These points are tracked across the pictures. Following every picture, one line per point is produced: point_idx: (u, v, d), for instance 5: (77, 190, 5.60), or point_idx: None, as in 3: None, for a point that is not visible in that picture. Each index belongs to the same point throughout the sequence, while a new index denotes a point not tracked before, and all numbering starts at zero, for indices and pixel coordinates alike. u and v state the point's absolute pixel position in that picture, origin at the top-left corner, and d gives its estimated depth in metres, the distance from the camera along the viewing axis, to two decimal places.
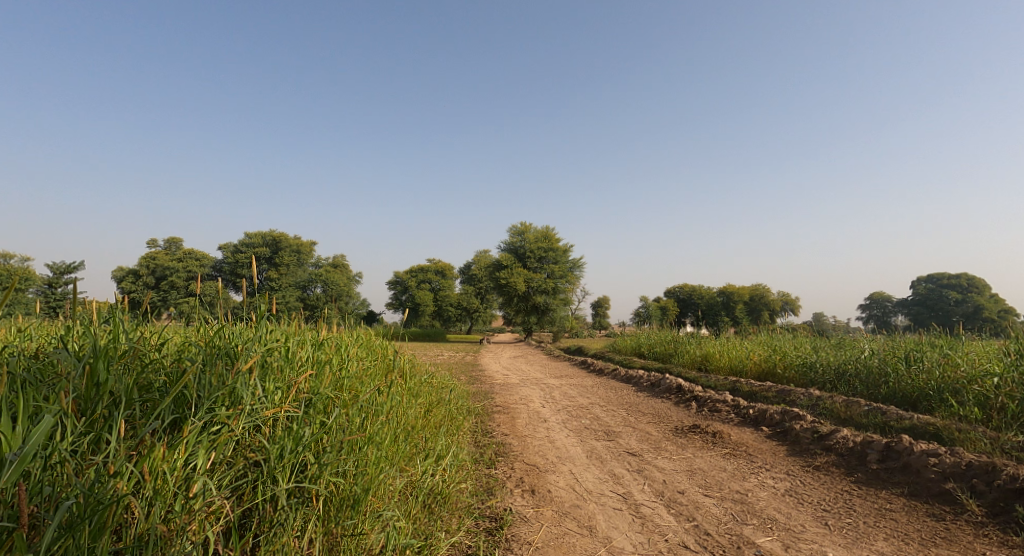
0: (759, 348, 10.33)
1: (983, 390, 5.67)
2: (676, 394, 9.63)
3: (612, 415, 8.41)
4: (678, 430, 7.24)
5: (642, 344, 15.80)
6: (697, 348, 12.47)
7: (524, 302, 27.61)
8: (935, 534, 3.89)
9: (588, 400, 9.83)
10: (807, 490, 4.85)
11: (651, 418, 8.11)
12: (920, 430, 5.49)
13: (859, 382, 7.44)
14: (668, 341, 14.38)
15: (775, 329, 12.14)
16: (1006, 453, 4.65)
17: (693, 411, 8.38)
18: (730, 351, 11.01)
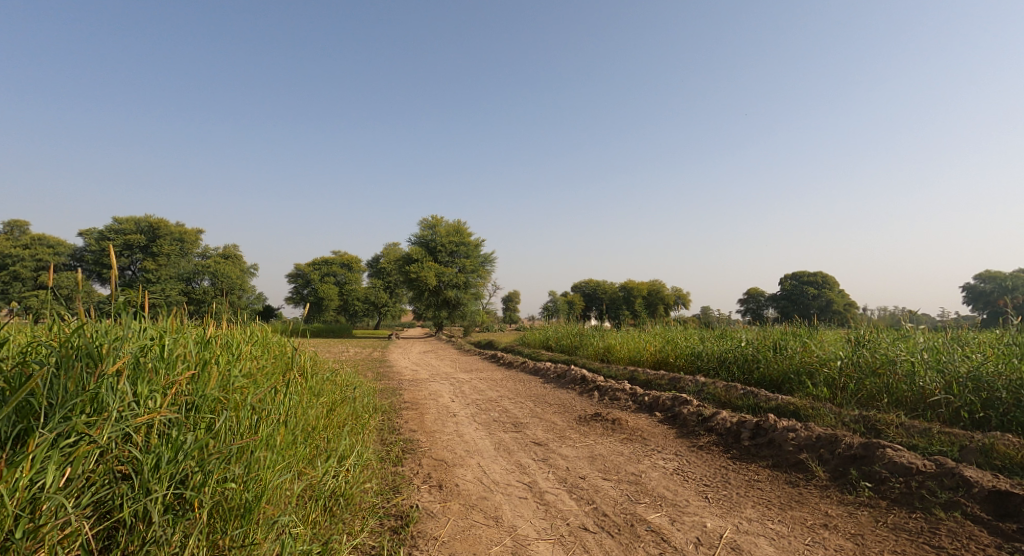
0: (654, 340, 11.08)
1: (831, 372, 6.54)
2: (579, 385, 10.06)
3: (519, 407, 8.60)
4: (581, 419, 7.57)
5: (549, 338, 16.25)
6: (599, 341, 13.09)
7: (434, 297, 27.26)
8: (791, 498, 4.44)
9: (496, 393, 9.95)
10: (691, 468, 5.31)
11: (556, 408, 8.40)
12: (783, 409, 6.22)
13: (736, 368, 8.26)
14: (574, 334, 14.99)
15: (669, 322, 13.06)
16: (846, 425, 5.41)
17: (595, 400, 8.80)
18: (629, 343, 11.69)
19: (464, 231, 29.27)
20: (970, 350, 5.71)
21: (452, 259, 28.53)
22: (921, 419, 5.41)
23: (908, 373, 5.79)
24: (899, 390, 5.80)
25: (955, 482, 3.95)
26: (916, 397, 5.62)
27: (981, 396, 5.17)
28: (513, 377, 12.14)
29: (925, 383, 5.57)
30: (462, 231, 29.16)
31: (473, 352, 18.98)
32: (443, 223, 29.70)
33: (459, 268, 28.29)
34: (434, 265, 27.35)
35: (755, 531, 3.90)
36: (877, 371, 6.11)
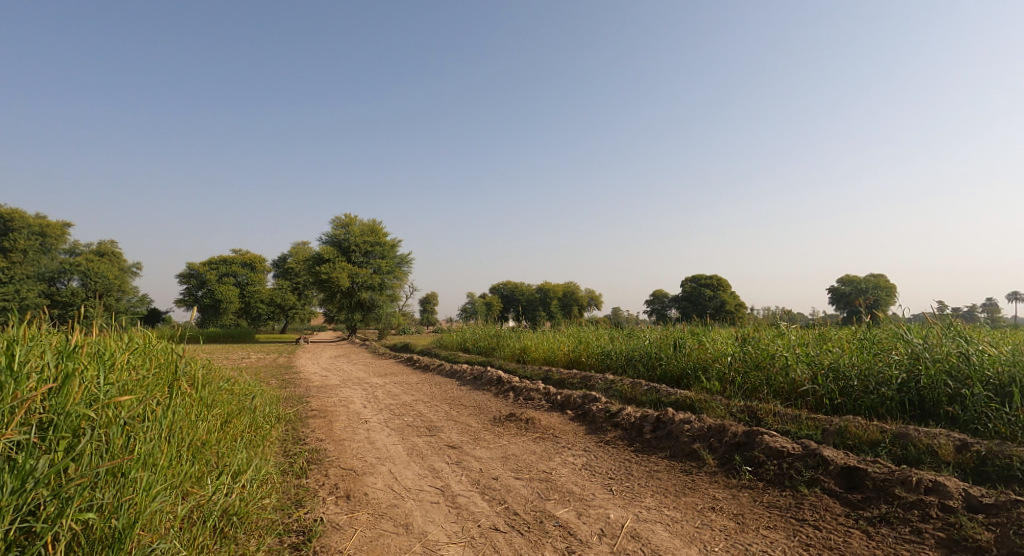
0: (567, 340, 11.43)
1: (722, 366, 7.15)
2: (495, 386, 10.13)
3: (433, 410, 8.48)
4: (496, 419, 7.62)
5: (467, 340, 16.20)
6: (516, 342, 13.26)
7: (348, 298, 26.22)
8: (684, 485, 4.76)
9: (411, 397, 9.74)
10: (598, 463, 5.53)
11: (471, 410, 8.38)
12: (681, 403, 6.68)
13: (642, 365, 8.73)
14: (491, 336, 15.07)
15: (582, 322, 13.52)
16: (734, 415, 5.91)
17: (509, 400, 8.90)
18: (544, 343, 11.98)
19: (379, 231, 28.38)
20: (831, 344, 6.47)
21: (367, 259, 27.55)
22: (793, 406, 6.05)
23: (783, 365, 6.45)
24: (776, 381, 6.44)
25: (816, 462, 4.44)
26: (789, 387, 6.28)
27: (838, 384, 5.87)
28: (428, 380, 11.96)
29: (797, 374, 6.23)
30: (378, 231, 28.24)
31: (388, 355, 18.44)
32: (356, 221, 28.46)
33: (374, 269, 27.41)
34: (347, 266, 26.25)
35: (653, 518, 4.15)
36: (758, 364, 6.75)
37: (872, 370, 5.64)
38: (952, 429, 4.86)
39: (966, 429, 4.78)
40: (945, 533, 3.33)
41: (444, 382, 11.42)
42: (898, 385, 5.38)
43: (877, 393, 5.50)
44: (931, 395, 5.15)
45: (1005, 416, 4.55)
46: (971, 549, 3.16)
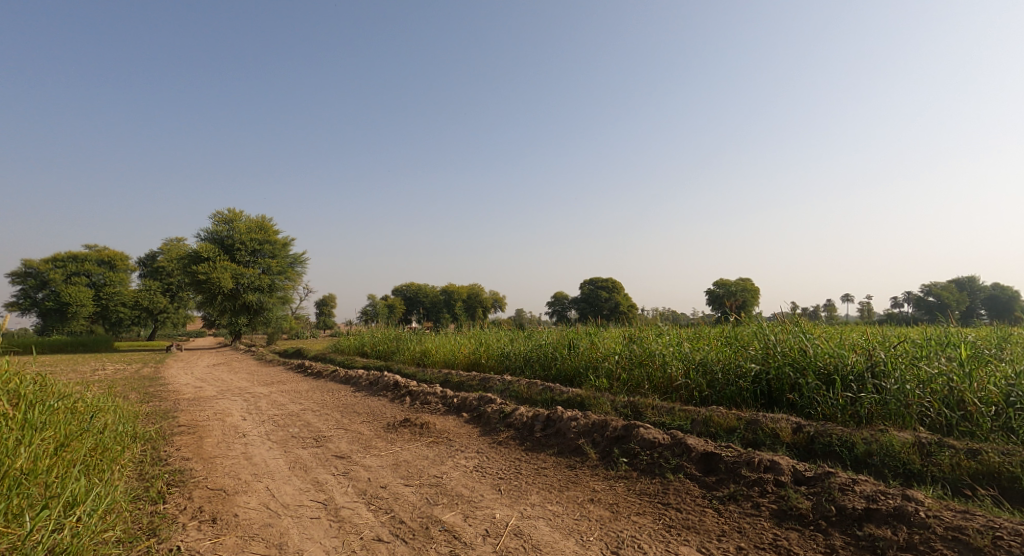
0: (468, 342, 11.46)
1: (610, 365, 7.62)
2: (391, 390, 9.87)
3: (323, 419, 8.06)
4: (390, 426, 7.43)
5: (366, 344, 15.60)
6: (416, 345, 13.04)
7: (231, 301, 24.03)
8: (568, 480, 5.01)
9: (299, 407, 9.17)
10: (489, 464, 5.61)
11: (364, 417, 8.10)
12: (572, 401, 7.00)
13: (539, 365, 9.02)
14: (390, 339, 14.65)
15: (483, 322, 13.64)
16: (618, 410, 6.32)
17: (405, 406, 8.73)
18: (444, 346, 11.91)
19: (268, 227, 26.23)
20: (703, 342, 7.15)
21: (253, 258, 25.36)
22: (669, 400, 6.62)
23: (661, 362, 7.02)
24: (656, 377, 6.99)
25: (681, 449, 4.89)
26: (667, 382, 6.85)
27: (706, 377, 6.52)
28: (320, 387, 11.34)
29: (673, 369, 6.82)
30: (267, 228, 26.12)
31: (278, 361, 17.19)
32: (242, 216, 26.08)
33: (263, 269, 25.35)
34: (230, 265, 23.96)
35: (536, 515, 4.31)
36: (641, 361, 7.28)
37: (733, 365, 6.33)
38: (792, 414, 5.61)
39: (802, 413, 5.54)
40: (776, 504, 3.84)
41: (338, 389, 10.91)
42: (752, 378, 6.10)
43: (736, 385, 6.19)
44: (777, 384, 5.90)
45: (830, 401, 5.33)
46: (795, 516, 3.67)
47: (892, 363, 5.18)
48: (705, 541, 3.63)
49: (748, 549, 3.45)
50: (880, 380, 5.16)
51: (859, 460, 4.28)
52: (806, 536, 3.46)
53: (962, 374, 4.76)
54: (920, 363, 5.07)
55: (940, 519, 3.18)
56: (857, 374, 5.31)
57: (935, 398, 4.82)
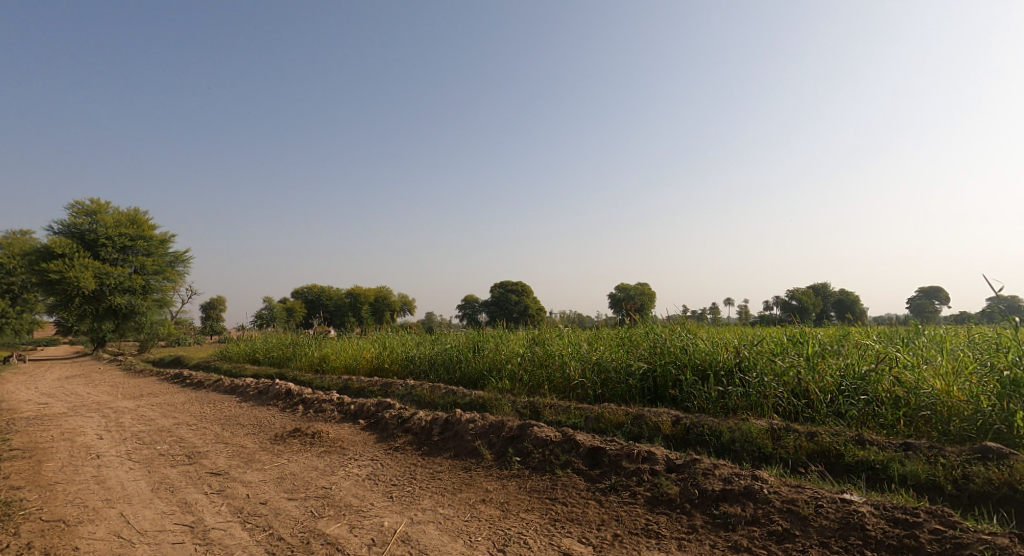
0: (371, 347, 11.06)
1: (513, 367, 7.75)
2: (282, 399, 9.24)
3: (200, 434, 7.34)
4: (277, 437, 6.95)
5: (258, 350, 14.46)
6: (314, 350, 12.34)
7: (92, 303, 21.08)
8: (462, 482, 5.01)
9: (172, 421, 8.28)
10: (383, 471, 5.45)
11: (248, 430, 7.50)
12: (473, 403, 7.01)
13: (443, 369, 8.93)
14: (285, 345, 13.73)
15: (388, 326, 13.23)
16: (518, 411, 6.44)
17: (297, 415, 8.21)
18: (345, 351, 11.39)
19: (142, 221, 23.39)
20: (599, 343, 7.53)
21: (123, 256, 22.48)
22: (567, 399, 6.88)
23: (561, 363, 7.27)
24: (555, 377, 7.22)
25: (571, 446, 5.09)
26: (565, 382, 7.10)
27: (600, 376, 6.85)
28: (201, 399, 10.32)
29: (571, 370, 7.09)
30: (140, 222, 23.28)
31: (151, 370, 15.39)
32: (110, 207, 22.98)
33: (134, 268, 22.54)
34: (92, 264, 21.03)
35: (426, 519, 4.25)
36: (542, 362, 7.49)
37: (624, 364, 6.72)
38: (673, 408, 6.07)
39: (682, 407, 6.02)
40: (650, 492, 4.13)
41: (221, 400, 10.00)
42: (641, 375, 6.51)
43: (626, 382, 6.57)
44: (662, 380, 6.35)
45: (704, 395, 5.84)
46: (666, 502, 3.97)
47: (754, 359, 5.79)
48: (586, 531, 3.81)
49: (623, 535, 3.67)
50: (745, 374, 5.75)
51: (724, 446, 4.72)
52: (673, 519, 3.76)
53: (808, 366, 5.39)
54: (776, 358, 5.71)
55: (778, 494, 3.61)
56: (727, 369, 5.88)
57: (786, 388, 5.40)
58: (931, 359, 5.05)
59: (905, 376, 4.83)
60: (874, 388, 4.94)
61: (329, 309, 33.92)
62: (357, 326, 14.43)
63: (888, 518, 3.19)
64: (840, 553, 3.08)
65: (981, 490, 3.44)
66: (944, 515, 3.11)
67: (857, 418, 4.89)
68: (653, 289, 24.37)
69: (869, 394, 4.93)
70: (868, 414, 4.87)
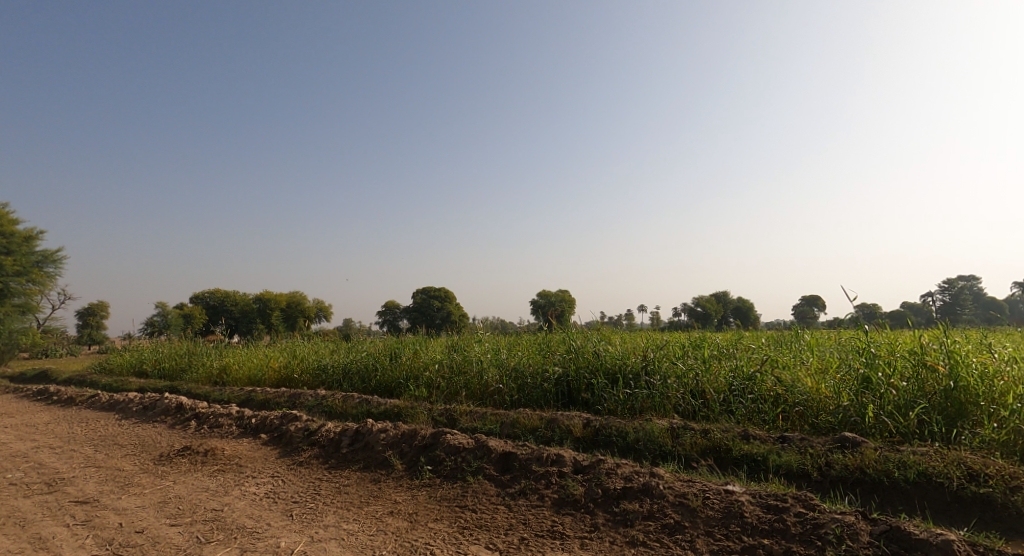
0: (278, 355, 10.40)
1: (431, 374, 7.61)
2: (172, 414, 8.40)
3: (68, 457, 6.49)
4: (163, 457, 6.30)
5: (147, 361, 13.06)
6: (214, 361, 11.36)
7: None
8: (370, 495, 4.82)
9: (33, 444, 7.25)
10: (283, 488, 5.11)
11: (129, 450, 6.74)
12: (387, 412, 6.79)
13: (357, 378, 8.58)
14: (179, 354, 12.54)
15: (299, 333, 12.49)
16: (433, 419, 6.32)
17: (189, 432, 7.50)
18: (249, 361, 10.60)
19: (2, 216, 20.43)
20: (518, 350, 7.60)
21: None
22: (483, 405, 6.86)
23: (479, 370, 7.25)
24: (473, 383, 7.18)
25: (482, 452, 5.06)
26: (482, 388, 7.08)
27: (517, 382, 6.91)
28: (73, 417, 9.15)
29: (488, 376, 7.09)
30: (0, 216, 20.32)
31: (10, 386, 13.38)
32: None
33: None
34: None
35: (327, 536, 4.05)
36: (461, 370, 7.43)
37: (540, 369, 6.83)
38: (585, 411, 6.24)
39: (593, 409, 6.21)
40: (557, 494, 4.22)
41: (97, 418, 8.91)
42: (555, 380, 6.64)
43: (541, 387, 6.68)
44: (575, 385, 6.52)
45: (614, 397, 6.07)
46: (571, 502, 4.08)
47: (659, 363, 6.12)
48: (493, 537, 3.81)
49: (529, 538, 3.72)
50: (651, 377, 6.05)
51: (629, 446, 4.93)
52: (577, 519, 3.86)
53: (705, 369, 5.78)
54: (678, 361, 6.06)
55: (672, 489, 3.83)
56: (635, 372, 6.17)
57: (686, 389, 5.75)
58: (807, 360, 5.59)
59: (786, 375, 5.32)
60: (761, 387, 5.38)
61: (234, 315, 31.28)
62: (264, 334, 13.48)
63: (762, 505, 3.48)
64: (722, 540, 3.32)
65: (839, 475, 3.86)
66: (806, 499, 3.46)
67: (744, 414, 5.29)
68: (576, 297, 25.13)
69: (755, 392, 5.36)
70: (753, 411, 5.29)
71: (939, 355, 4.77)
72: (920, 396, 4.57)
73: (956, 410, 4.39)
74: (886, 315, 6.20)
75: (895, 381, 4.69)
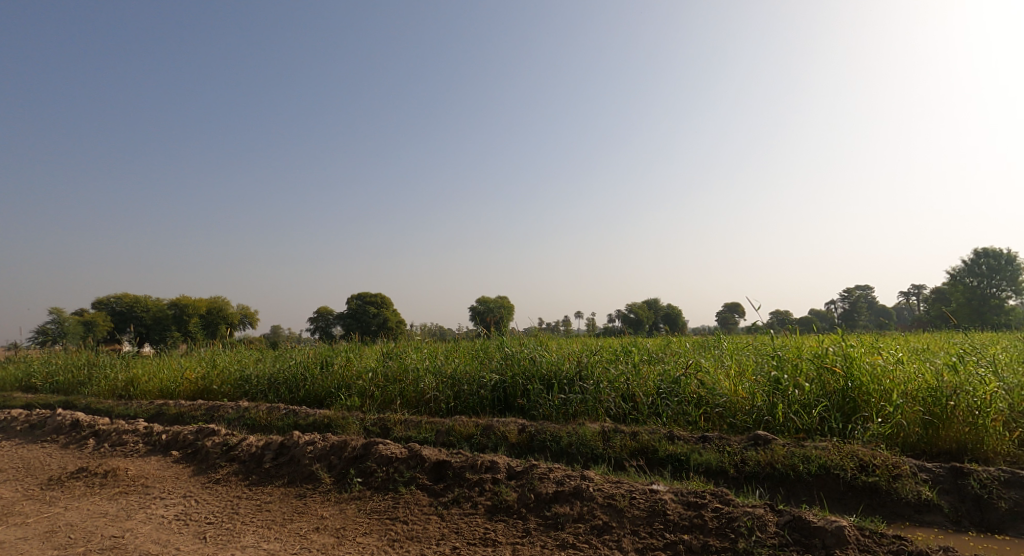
0: (195, 365, 9.71)
1: (364, 383, 7.39)
2: (66, 433, 7.60)
3: None
4: (56, 481, 5.70)
5: (37, 375, 11.75)
6: (120, 373, 10.42)
7: None
8: (295, 511, 4.60)
9: None
10: (196, 508, 4.77)
11: (14, 475, 6.05)
12: (316, 424, 6.52)
13: (284, 388, 8.18)
14: (79, 366, 11.40)
15: (220, 341, 11.72)
16: (366, 429, 6.13)
17: (87, 451, 6.82)
18: (162, 372, 9.82)
19: None
20: (454, 357, 7.54)
21: None
22: (418, 413, 6.74)
23: (415, 377, 7.12)
24: (408, 391, 7.04)
25: (415, 461, 4.97)
26: (417, 396, 6.95)
27: (453, 389, 6.85)
28: None
29: (424, 384, 6.97)
30: None
31: None
32: None
33: None
34: None
35: None
36: (395, 378, 7.27)
37: (477, 376, 6.80)
38: (521, 416, 6.28)
39: (529, 415, 6.26)
40: (490, 501, 4.22)
41: None
42: (492, 386, 6.65)
43: (478, 394, 6.66)
44: (511, 391, 6.55)
45: (549, 403, 6.15)
46: (504, 509, 4.09)
47: (592, 368, 6.29)
48: (424, 547, 3.75)
49: (461, 547, 3.69)
50: (584, 382, 6.19)
51: (562, 450, 5.02)
52: (509, 524, 3.89)
53: (636, 373, 6.00)
54: (610, 366, 6.25)
55: (601, 491, 3.94)
56: (569, 378, 6.29)
57: (617, 393, 5.94)
58: (727, 364, 5.94)
59: (709, 379, 5.62)
60: (686, 389, 5.65)
61: (144, 322, 28.57)
62: (179, 343, 12.53)
63: (683, 502, 3.66)
64: (647, 538, 3.45)
65: (753, 470, 4.13)
66: (723, 495, 3.66)
67: (670, 416, 5.52)
68: (512, 305, 25.21)
69: (680, 395, 5.63)
70: (678, 412, 5.54)
71: (838, 358, 5.21)
72: (821, 396, 4.99)
73: (853, 408, 4.82)
74: (796, 319, 6.76)
75: (800, 383, 5.10)
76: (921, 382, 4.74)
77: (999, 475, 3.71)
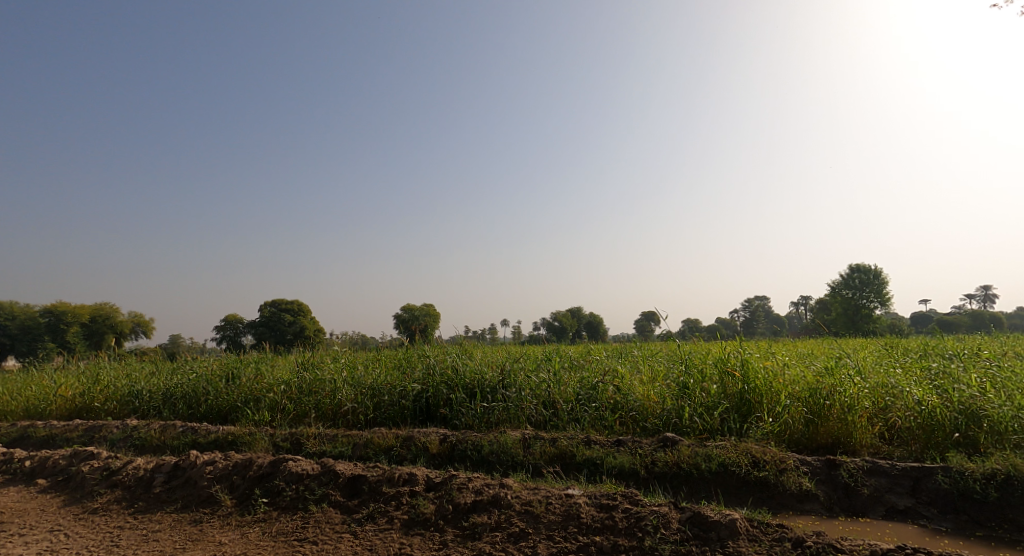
0: (74, 381, 8.65)
1: (275, 396, 6.94)
2: None
3: None
4: None
5: None
6: None
7: None
8: (188, 539, 4.22)
9: None
10: (67, 544, 4.24)
11: None
12: (218, 441, 6.03)
13: (183, 404, 7.51)
14: None
15: (106, 352, 10.53)
16: (275, 446, 5.77)
17: None
18: (31, 390, 8.65)
19: None
20: (375, 367, 7.30)
21: None
22: (334, 426, 6.44)
23: (331, 389, 6.81)
24: (323, 403, 6.71)
25: (327, 477, 4.73)
26: (334, 409, 6.64)
27: (373, 400, 6.62)
28: None
29: (341, 395, 6.68)
30: None
31: None
32: None
33: None
34: None
35: None
36: (311, 389, 6.92)
37: (398, 386, 6.63)
38: (442, 426, 6.19)
39: (450, 424, 6.18)
40: (406, 514, 4.11)
41: None
42: (413, 396, 6.50)
43: (398, 405, 6.49)
44: (433, 400, 6.44)
45: (471, 412, 6.11)
46: (420, 521, 4.01)
47: (515, 377, 6.34)
48: None
49: None
50: (506, 390, 6.22)
51: (481, 459, 5.01)
52: (425, 537, 3.80)
53: (557, 381, 6.13)
54: (533, 374, 6.34)
55: (518, 498, 3.97)
56: (492, 386, 6.30)
57: (539, 400, 6.02)
58: (642, 371, 6.22)
59: (625, 385, 5.85)
60: (603, 395, 5.85)
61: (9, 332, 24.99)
62: (54, 355, 11.10)
63: (596, 505, 3.77)
64: (560, 542, 3.51)
65: (662, 471, 4.35)
66: (633, 495, 3.82)
67: (588, 421, 5.67)
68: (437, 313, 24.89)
69: (598, 401, 5.82)
70: (596, 418, 5.71)
71: (738, 363, 5.62)
72: (723, 398, 5.36)
73: (750, 409, 5.21)
74: (704, 327, 7.23)
75: (705, 387, 5.44)
76: (805, 383, 5.23)
77: (863, 465, 4.16)
